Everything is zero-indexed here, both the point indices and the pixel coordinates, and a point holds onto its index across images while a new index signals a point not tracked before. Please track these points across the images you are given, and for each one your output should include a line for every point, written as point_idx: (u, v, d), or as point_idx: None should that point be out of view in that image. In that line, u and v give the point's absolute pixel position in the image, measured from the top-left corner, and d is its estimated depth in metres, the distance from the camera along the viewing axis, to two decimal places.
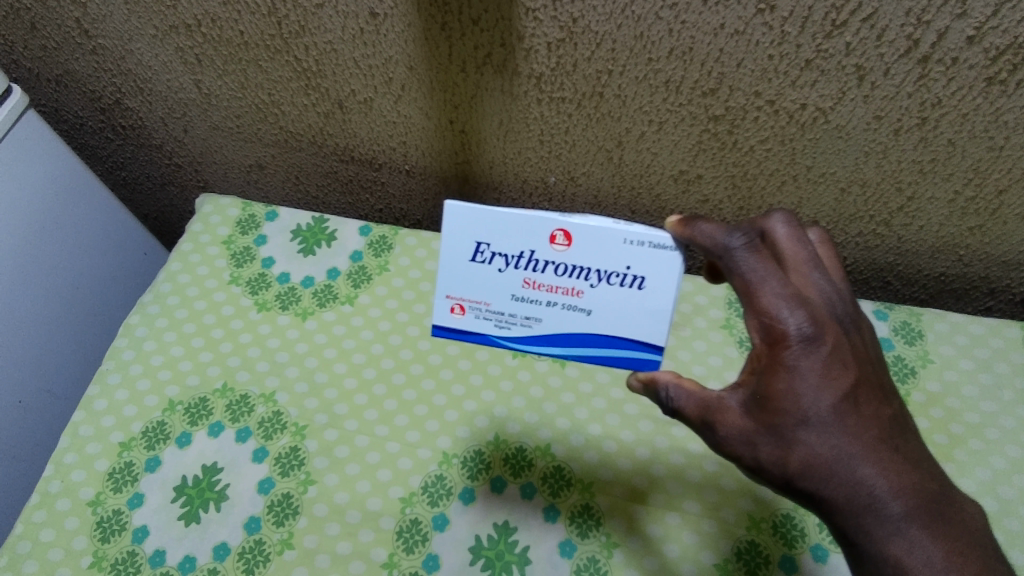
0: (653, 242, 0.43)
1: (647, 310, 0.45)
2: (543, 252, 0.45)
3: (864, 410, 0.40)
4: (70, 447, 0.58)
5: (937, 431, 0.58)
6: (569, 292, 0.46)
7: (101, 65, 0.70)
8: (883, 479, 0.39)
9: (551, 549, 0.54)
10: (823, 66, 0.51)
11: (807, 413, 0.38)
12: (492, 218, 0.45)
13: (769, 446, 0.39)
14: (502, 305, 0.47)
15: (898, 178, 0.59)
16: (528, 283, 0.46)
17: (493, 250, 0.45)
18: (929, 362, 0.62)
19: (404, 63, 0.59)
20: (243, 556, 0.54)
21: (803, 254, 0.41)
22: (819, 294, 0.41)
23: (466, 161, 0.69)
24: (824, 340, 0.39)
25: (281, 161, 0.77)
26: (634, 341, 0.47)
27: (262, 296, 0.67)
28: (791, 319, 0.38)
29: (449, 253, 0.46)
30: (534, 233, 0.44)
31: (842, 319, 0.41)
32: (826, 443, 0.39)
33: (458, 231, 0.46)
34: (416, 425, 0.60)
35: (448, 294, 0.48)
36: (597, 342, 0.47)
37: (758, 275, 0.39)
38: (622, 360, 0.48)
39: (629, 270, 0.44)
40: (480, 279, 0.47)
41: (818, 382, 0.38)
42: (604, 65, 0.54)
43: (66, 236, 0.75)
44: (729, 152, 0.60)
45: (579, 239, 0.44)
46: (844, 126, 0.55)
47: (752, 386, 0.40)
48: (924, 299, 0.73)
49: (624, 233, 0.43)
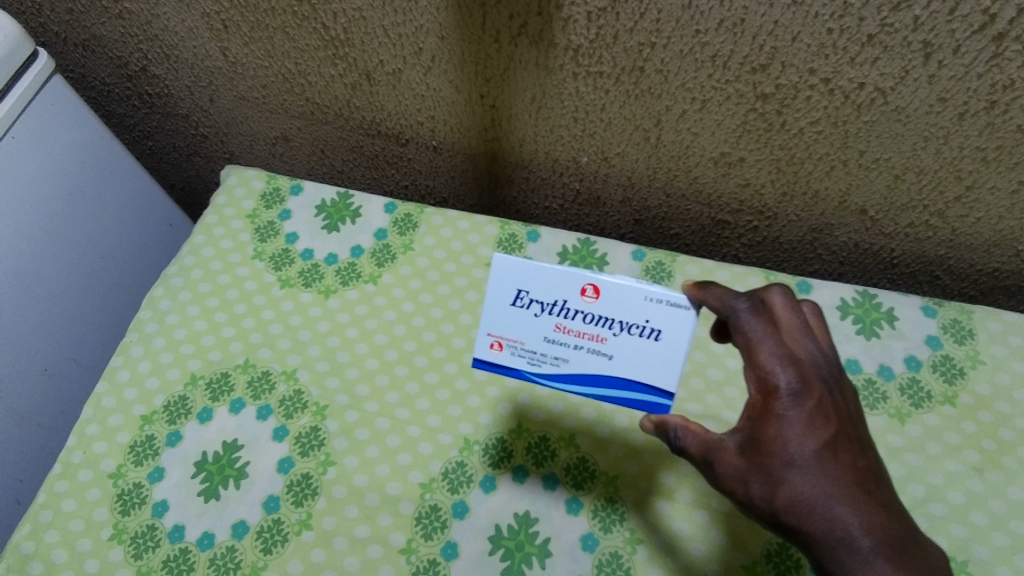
0: (671, 300, 0.42)
1: (663, 361, 0.43)
2: (573, 301, 0.43)
3: (842, 456, 0.39)
4: (92, 419, 0.58)
5: (984, 437, 0.55)
6: (593, 338, 0.44)
7: (128, 30, 0.69)
8: (854, 515, 0.38)
9: (573, 542, 0.52)
10: (887, 42, 0.47)
11: (791, 455, 0.38)
12: (531, 269, 0.44)
13: (758, 482, 0.39)
14: (534, 345, 0.45)
15: (959, 165, 0.56)
16: (559, 327, 0.44)
17: (530, 297, 0.44)
18: (979, 363, 0.58)
19: (435, 33, 0.57)
20: (262, 535, 0.53)
21: (797, 322, 0.42)
22: (813, 358, 0.41)
23: (496, 138, 0.67)
24: (812, 395, 0.39)
25: (307, 134, 0.75)
26: (648, 385, 0.44)
27: (286, 272, 0.66)
28: (779, 374, 0.39)
29: (493, 296, 0.45)
30: (567, 284, 0.43)
31: (832, 381, 0.41)
32: (807, 483, 0.38)
33: (498, 278, 0.45)
34: (438, 410, 0.58)
35: (488, 331, 0.46)
36: (611, 382, 0.44)
37: (759, 333, 0.40)
38: (636, 403, 0.45)
39: (648, 324, 0.43)
40: (517, 322, 0.45)
41: (804, 430, 0.38)
42: (648, 37, 0.51)
43: (91, 205, 0.75)
44: (777, 133, 0.57)
45: (606, 292, 0.43)
46: (904, 108, 0.52)
47: (744, 431, 0.40)
48: (974, 296, 0.69)
49: (644, 290, 0.42)
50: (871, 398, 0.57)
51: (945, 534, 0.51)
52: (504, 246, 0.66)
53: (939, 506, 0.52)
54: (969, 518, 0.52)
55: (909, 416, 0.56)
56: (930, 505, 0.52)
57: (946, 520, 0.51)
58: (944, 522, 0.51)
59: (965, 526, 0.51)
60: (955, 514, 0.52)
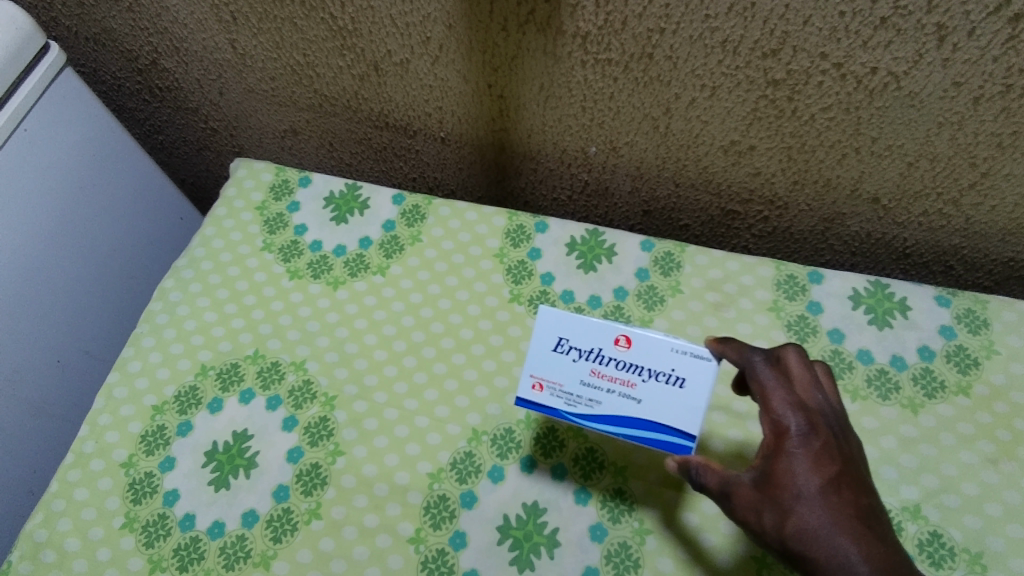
0: (694, 352, 0.45)
1: (688, 407, 0.45)
2: (607, 349, 0.46)
3: (845, 492, 0.40)
4: (104, 409, 0.59)
5: (999, 427, 0.54)
6: (624, 383, 0.46)
7: (138, 23, 0.70)
8: (854, 544, 0.38)
9: (581, 532, 0.52)
10: (900, 25, 0.46)
11: (799, 488, 0.40)
12: (572, 321, 0.47)
13: (770, 511, 0.40)
14: (569, 389, 0.47)
15: (973, 152, 0.55)
16: (593, 372, 0.46)
17: (570, 344, 0.47)
18: (994, 354, 0.57)
19: (443, 21, 0.57)
20: (271, 524, 0.53)
21: (809, 377, 0.44)
22: (824, 408, 0.44)
23: (504, 129, 0.66)
24: (819, 436, 0.42)
25: (316, 126, 0.75)
26: (675, 428, 0.45)
27: (295, 264, 0.66)
28: (788, 416, 0.42)
29: (537, 342, 0.47)
30: (602, 334, 0.46)
31: (841, 429, 0.44)
32: (812, 512, 0.39)
33: (541, 325, 0.47)
34: (446, 401, 0.58)
35: (531, 372, 0.48)
36: (639, 424, 0.46)
37: (772, 382, 0.44)
38: (663, 444, 0.45)
39: (674, 373, 0.45)
40: (558, 367, 0.47)
41: (812, 465, 0.40)
42: (657, 23, 0.51)
43: (102, 199, 0.76)
44: (788, 121, 0.56)
45: (637, 342, 0.45)
46: (918, 93, 0.51)
47: (757, 468, 0.42)
48: (988, 287, 0.68)
49: (670, 342, 0.45)
50: (883, 389, 0.56)
51: (958, 525, 0.50)
52: (512, 237, 0.66)
53: (953, 498, 0.51)
54: (984, 508, 0.51)
55: (922, 407, 0.55)
56: (944, 496, 0.52)
57: (960, 512, 0.51)
58: (958, 513, 0.51)
59: (979, 518, 0.51)
60: (969, 506, 0.51)
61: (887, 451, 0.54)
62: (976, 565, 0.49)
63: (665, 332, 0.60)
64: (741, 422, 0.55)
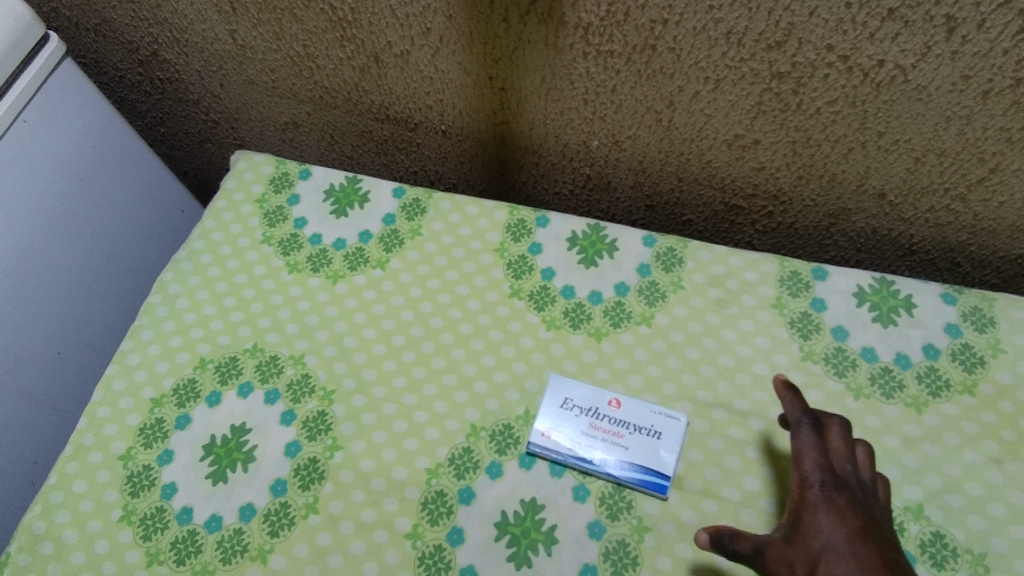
0: (669, 413, 0.55)
1: (665, 454, 0.53)
2: (602, 408, 0.56)
3: (873, 545, 0.41)
4: (103, 401, 0.59)
5: (1004, 427, 0.53)
6: (615, 434, 0.55)
7: (138, 14, 0.69)
8: None
9: (579, 530, 0.52)
10: (908, 16, 0.45)
11: (825, 537, 0.42)
12: (576, 387, 0.57)
13: (800, 561, 0.42)
14: (572, 438, 0.55)
15: (981, 147, 0.54)
16: (591, 426, 0.55)
17: (574, 404, 0.56)
18: (1000, 352, 0.56)
19: (443, 12, 0.56)
20: (269, 518, 0.53)
21: (845, 449, 0.47)
22: (856, 477, 0.46)
23: (506, 122, 0.66)
24: (846, 494, 0.44)
25: (316, 119, 0.75)
26: (656, 471, 0.53)
27: (294, 257, 0.65)
28: (815, 473, 0.45)
29: (548, 400, 0.57)
30: (598, 396, 0.57)
31: (872, 500, 0.45)
32: (839, 558, 0.40)
33: (552, 386, 0.57)
34: (445, 396, 0.58)
35: (540, 423, 0.56)
36: (627, 467, 0.53)
37: (808, 443, 0.47)
38: (648, 483, 0.52)
39: (653, 427, 0.55)
40: (563, 420, 0.56)
41: (838, 518, 0.42)
42: (659, 13, 0.50)
43: (103, 192, 0.75)
44: (793, 114, 0.55)
45: (625, 403, 0.56)
46: (925, 87, 0.50)
47: (788, 526, 0.44)
48: (996, 284, 0.67)
49: (651, 405, 0.56)
50: (887, 388, 0.55)
51: (961, 526, 0.50)
52: (513, 232, 0.65)
53: (956, 498, 0.51)
54: (988, 509, 0.50)
55: (926, 406, 0.54)
56: (947, 496, 0.51)
57: (963, 513, 0.50)
58: (961, 513, 0.50)
59: (983, 518, 0.50)
60: (973, 506, 0.50)
61: (889, 450, 0.53)
62: (978, 566, 0.48)
63: (666, 328, 0.59)
64: (741, 419, 0.55)
